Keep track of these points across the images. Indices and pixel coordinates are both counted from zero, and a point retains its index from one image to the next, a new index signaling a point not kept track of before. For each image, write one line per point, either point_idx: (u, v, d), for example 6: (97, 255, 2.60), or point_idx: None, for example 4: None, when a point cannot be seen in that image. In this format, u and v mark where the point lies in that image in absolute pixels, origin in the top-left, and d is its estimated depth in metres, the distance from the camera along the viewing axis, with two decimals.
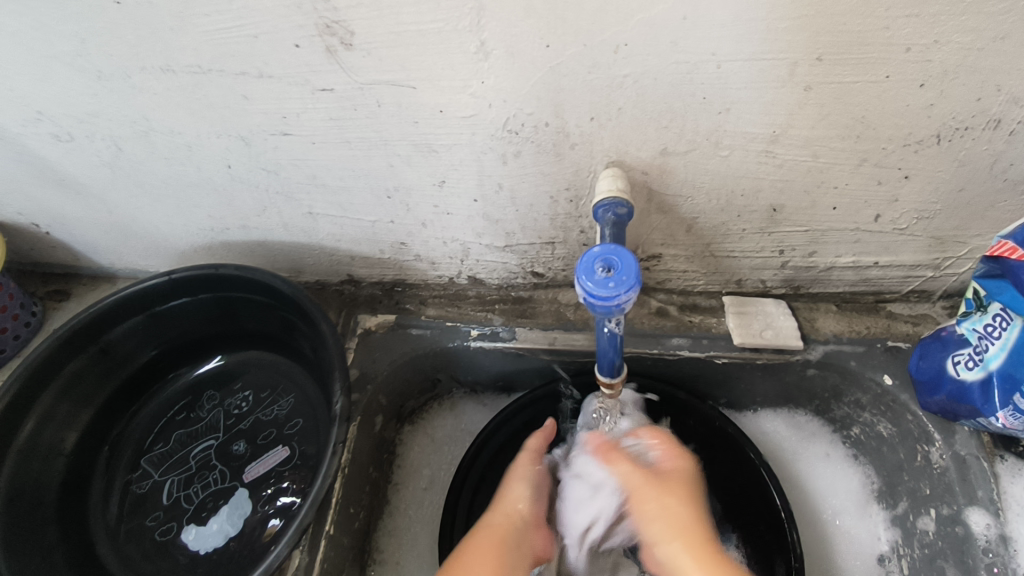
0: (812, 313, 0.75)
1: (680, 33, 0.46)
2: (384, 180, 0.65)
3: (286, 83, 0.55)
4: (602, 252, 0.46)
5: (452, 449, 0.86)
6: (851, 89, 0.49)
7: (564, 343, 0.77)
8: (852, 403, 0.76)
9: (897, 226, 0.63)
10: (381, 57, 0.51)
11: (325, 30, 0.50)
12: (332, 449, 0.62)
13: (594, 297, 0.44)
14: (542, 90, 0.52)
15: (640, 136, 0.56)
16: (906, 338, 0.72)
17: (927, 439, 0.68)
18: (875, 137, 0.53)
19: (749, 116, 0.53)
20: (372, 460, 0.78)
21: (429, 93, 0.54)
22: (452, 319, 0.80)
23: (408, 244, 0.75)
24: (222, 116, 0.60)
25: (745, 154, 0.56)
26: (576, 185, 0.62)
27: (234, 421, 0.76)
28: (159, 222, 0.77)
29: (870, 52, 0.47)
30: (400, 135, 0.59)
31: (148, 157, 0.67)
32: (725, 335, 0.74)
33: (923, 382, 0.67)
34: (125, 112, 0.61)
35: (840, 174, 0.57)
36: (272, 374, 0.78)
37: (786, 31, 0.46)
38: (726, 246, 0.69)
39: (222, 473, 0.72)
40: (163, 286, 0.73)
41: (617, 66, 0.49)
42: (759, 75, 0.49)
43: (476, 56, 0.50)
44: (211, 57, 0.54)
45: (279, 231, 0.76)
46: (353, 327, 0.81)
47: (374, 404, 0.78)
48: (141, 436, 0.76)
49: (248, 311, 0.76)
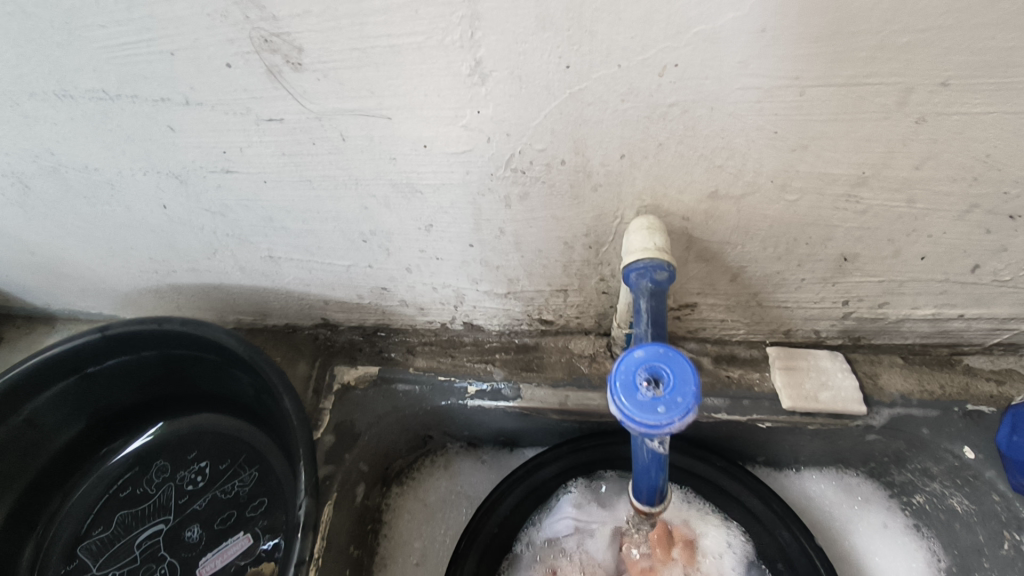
0: (874, 367, 0.63)
1: (752, 50, 0.34)
2: (356, 223, 0.52)
3: (221, 112, 0.42)
4: (646, 357, 0.34)
5: (448, 515, 0.74)
6: (978, 122, 0.37)
7: (578, 403, 0.65)
8: (918, 471, 0.64)
9: (998, 279, 0.51)
10: (342, 81, 0.38)
11: (264, 46, 0.37)
12: (297, 566, 0.49)
13: (635, 423, 0.32)
14: (558, 123, 0.39)
15: (684, 178, 0.43)
16: (989, 400, 0.61)
17: (1021, 526, 0.57)
18: (998, 179, 0.41)
19: (832, 155, 0.40)
20: (352, 539, 0.66)
21: (409, 125, 0.41)
22: (445, 372, 0.68)
23: (391, 290, 0.63)
24: (145, 151, 0.47)
25: (820, 199, 0.44)
26: (598, 231, 0.49)
27: (188, 499, 0.64)
28: (93, 263, 0.64)
29: (1017, 75, 0.34)
30: (373, 174, 0.46)
31: (64, 195, 0.54)
32: (771, 396, 0.62)
33: (1018, 462, 0.56)
34: (22, 144, 0.48)
35: (939, 222, 0.45)
36: (231, 440, 0.66)
37: (903, 47, 0.33)
38: (777, 296, 0.56)
39: (172, 567, 0.60)
40: (95, 344, 0.60)
41: (662, 93, 0.37)
42: (856, 105, 0.36)
43: (470, 80, 0.37)
44: (117, 80, 0.40)
45: (235, 274, 0.63)
46: (328, 382, 0.69)
47: (355, 473, 0.65)
48: (78, 519, 0.64)
49: (200, 369, 0.63)
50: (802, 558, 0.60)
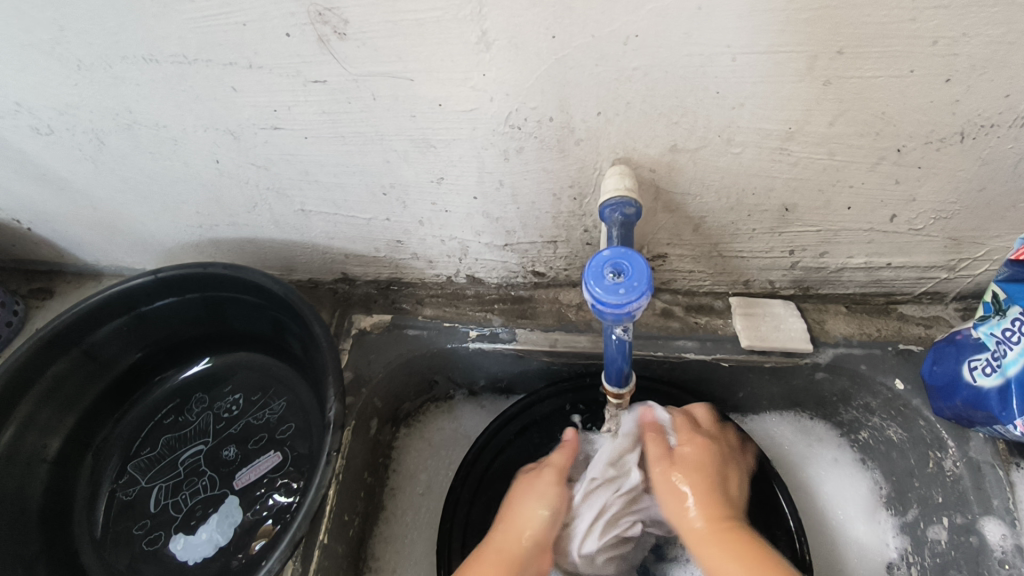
0: (821, 314, 0.73)
1: (693, 24, 0.44)
2: (379, 176, 0.62)
3: (277, 74, 0.52)
4: (611, 256, 0.44)
5: (451, 453, 0.84)
6: (873, 84, 0.47)
7: (566, 345, 0.74)
8: (861, 407, 0.73)
9: (912, 227, 0.61)
10: (377, 47, 0.48)
11: (317, 18, 0.47)
12: (326, 457, 0.58)
13: (604, 303, 0.42)
14: (546, 84, 0.50)
15: (648, 132, 0.53)
16: (918, 341, 0.70)
17: (941, 445, 0.66)
18: (896, 134, 0.51)
19: (764, 112, 0.50)
20: (367, 465, 0.76)
21: (428, 86, 0.51)
22: (450, 319, 0.78)
23: (405, 243, 0.73)
24: (208, 109, 0.57)
25: (758, 151, 0.54)
26: (581, 183, 0.60)
27: (224, 425, 0.73)
28: (146, 218, 0.74)
29: (895, 44, 0.44)
30: (396, 130, 0.56)
31: (133, 151, 0.64)
32: (732, 338, 0.71)
33: (938, 388, 0.65)
34: (107, 104, 0.58)
35: (857, 173, 0.55)
36: (262, 376, 0.76)
37: (806, 22, 0.43)
38: (734, 246, 0.66)
39: (211, 481, 0.69)
40: (150, 285, 0.70)
41: (627, 58, 0.47)
42: (777, 69, 0.46)
43: (478, 47, 0.47)
44: (196, 47, 0.51)
45: (270, 228, 0.73)
46: (347, 328, 0.79)
47: (370, 407, 0.75)
48: (128, 441, 0.73)
49: (238, 311, 0.73)
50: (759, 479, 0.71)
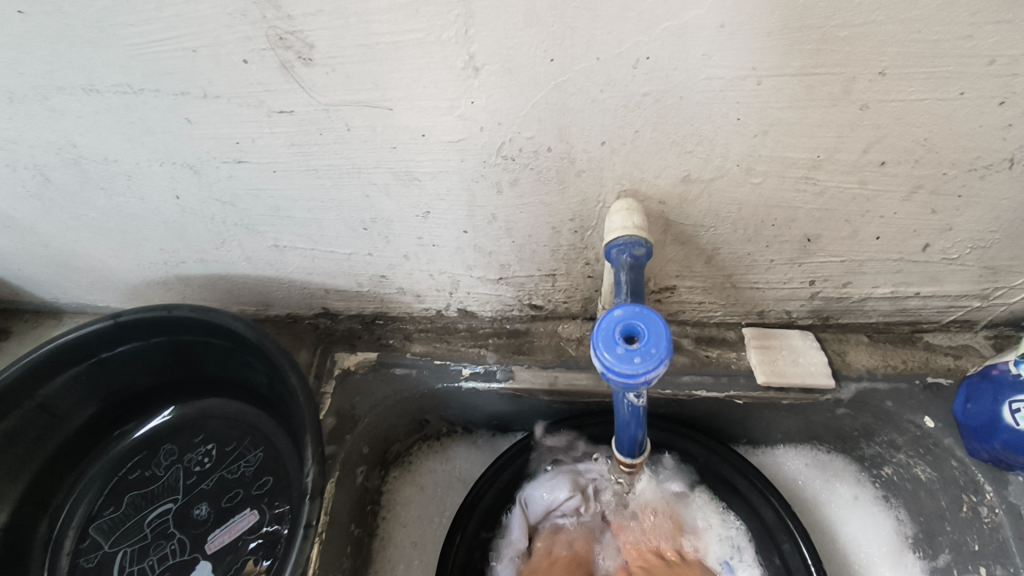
0: (841, 346, 0.67)
1: (714, 45, 0.38)
2: (358, 212, 0.56)
3: (236, 104, 0.46)
4: (624, 316, 0.38)
5: (445, 497, 0.78)
6: (915, 108, 0.41)
7: (567, 383, 0.68)
8: (885, 443, 0.68)
9: (946, 257, 0.56)
10: (350, 74, 0.42)
11: (278, 42, 0.41)
12: (304, 529, 0.52)
13: (614, 373, 0.37)
14: (544, 112, 0.44)
15: (658, 162, 0.47)
16: (947, 374, 0.65)
17: (976, 489, 0.61)
18: (937, 161, 0.46)
19: (789, 140, 0.44)
20: (353, 517, 0.70)
21: (409, 115, 0.45)
22: (441, 357, 0.72)
23: (389, 278, 0.67)
24: (162, 143, 0.51)
25: (781, 181, 0.48)
26: (583, 216, 0.54)
27: (195, 480, 0.67)
28: (105, 256, 0.68)
29: (945, 65, 0.38)
30: (376, 163, 0.50)
31: (82, 187, 0.57)
32: (747, 373, 0.66)
33: (973, 428, 0.60)
34: (47, 137, 0.51)
35: (889, 202, 0.50)
36: (236, 424, 0.69)
37: (845, 41, 0.37)
38: (749, 278, 0.61)
39: (181, 544, 0.63)
40: (107, 331, 0.63)
41: (636, 83, 0.41)
42: (807, 93, 0.41)
43: (465, 73, 0.41)
44: (142, 75, 0.44)
45: (241, 264, 0.67)
46: (329, 368, 0.72)
47: (356, 454, 0.69)
48: (90, 500, 0.67)
49: (208, 355, 0.67)
50: (773, 515, 0.66)
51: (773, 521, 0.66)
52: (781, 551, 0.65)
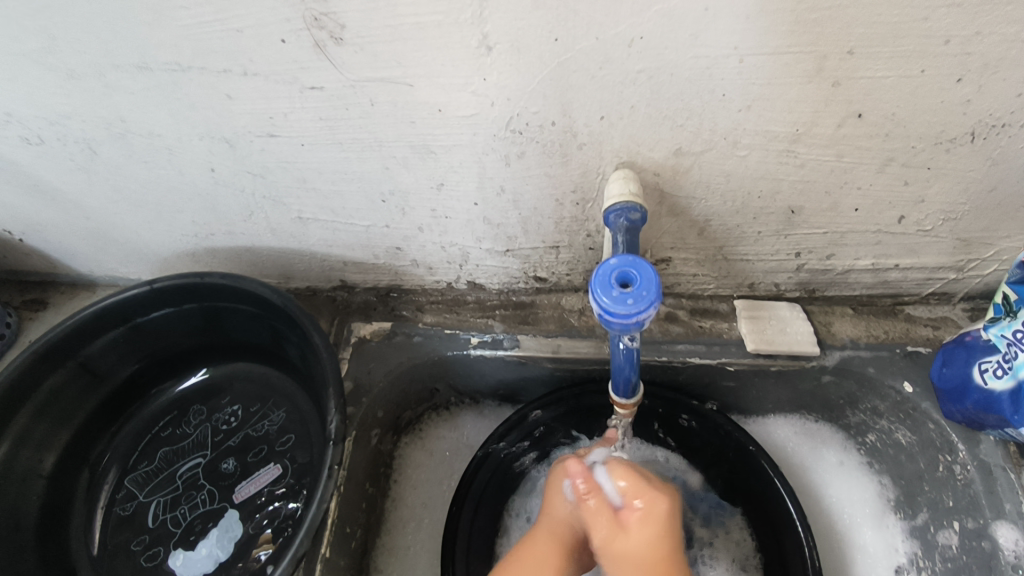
0: (827, 317, 0.72)
1: (699, 26, 0.43)
2: (378, 184, 0.61)
3: (273, 81, 0.51)
4: (619, 264, 0.43)
5: (454, 462, 0.83)
6: (882, 85, 0.46)
7: (570, 351, 0.73)
8: (868, 410, 0.72)
9: (921, 228, 0.60)
10: (376, 53, 0.47)
11: (313, 23, 0.46)
12: (328, 471, 0.57)
13: (611, 314, 0.41)
14: (549, 88, 0.49)
15: (652, 136, 0.52)
16: (926, 343, 0.70)
17: (950, 449, 0.65)
18: (905, 135, 0.50)
19: (771, 115, 0.49)
20: (369, 475, 0.75)
21: (428, 91, 0.50)
22: (451, 326, 0.77)
23: (404, 250, 0.72)
24: (202, 117, 0.56)
25: (765, 154, 0.53)
26: (584, 187, 0.58)
27: (222, 437, 0.72)
28: (141, 228, 0.73)
29: (906, 44, 0.43)
30: (396, 136, 0.55)
31: (125, 160, 0.62)
32: (737, 341, 0.70)
33: (947, 391, 0.65)
34: (98, 112, 0.57)
35: (865, 175, 0.54)
36: (261, 386, 0.75)
37: (816, 22, 0.42)
38: (739, 249, 0.65)
39: (210, 494, 0.68)
40: (144, 296, 0.68)
41: (631, 61, 0.46)
42: (785, 71, 0.45)
43: (479, 51, 0.46)
44: (190, 54, 0.49)
45: (267, 236, 0.72)
46: (347, 337, 0.77)
47: (371, 416, 0.74)
48: (125, 455, 0.72)
49: (236, 321, 0.72)
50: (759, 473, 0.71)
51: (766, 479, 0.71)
52: (775, 502, 0.70)
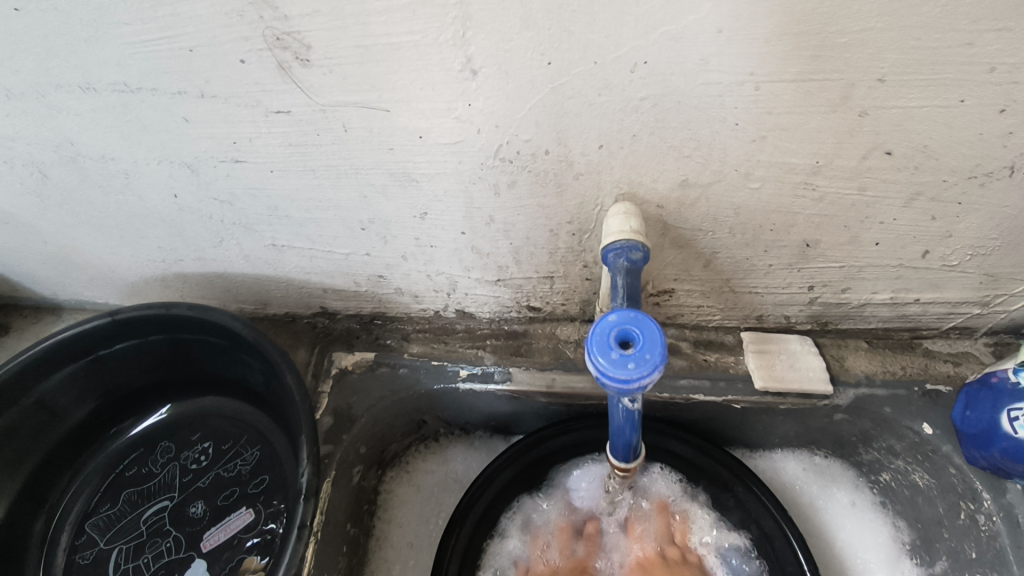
0: (840, 351, 0.67)
1: (711, 50, 0.38)
2: (356, 212, 0.56)
3: (234, 104, 0.46)
4: (618, 320, 0.38)
5: (441, 498, 0.78)
6: (914, 115, 0.41)
7: (564, 386, 0.68)
8: (884, 450, 0.68)
9: (946, 263, 0.55)
10: (346, 75, 0.42)
11: (275, 43, 0.41)
12: (298, 529, 0.52)
13: (608, 377, 0.36)
14: (541, 115, 0.44)
15: (656, 166, 0.47)
16: (946, 381, 0.65)
17: (974, 496, 0.61)
18: (936, 168, 0.45)
19: (787, 145, 0.44)
20: (350, 517, 0.70)
21: (407, 117, 0.45)
22: (439, 358, 0.72)
23: (387, 278, 0.67)
24: (159, 141, 0.51)
25: (780, 186, 0.48)
26: (580, 218, 0.54)
27: (191, 478, 0.67)
28: (104, 253, 0.68)
29: (944, 72, 0.38)
30: (373, 164, 0.50)
31: (80, 184, 0.57)
32: (745, 378, 0.66)
33: (971, 435, 0.60)
34: (45, 134, 0.51)
35: (889, 209, 0.49)
36: (234, 422, 0.70)
37: (843, 47, 0.37)
38: (748, 282, 0.61)
39: (177, 541, 0.63)
40: (105, 328, 0.63)
41: (633, 87, 0.41)
42: (806, 99, 0.40)
43: (462, 75, 0.41)
44: (140, 74, 0.44)
45: (240, 262, 0.67)
46: (326, 368, 0.72)
47: (353, 454, 0.69)
48: (86, 496, 0.67)
49: (206, 354, 0.67)
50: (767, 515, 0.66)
51: (778, 539, 0.64)
52: (784, 572, 0.63)
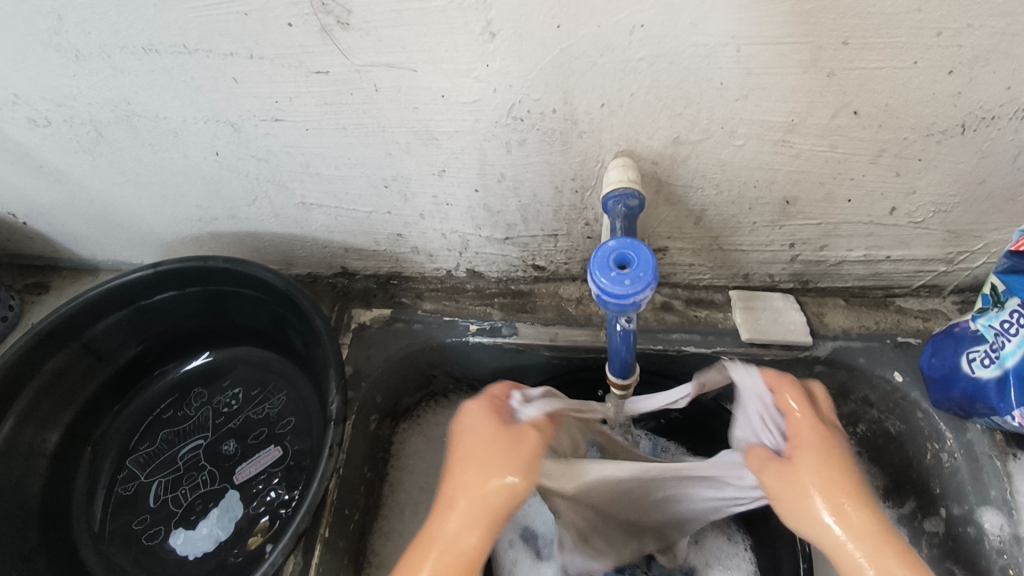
0: (820, 308, 0.73)
1: (699, 14, 0.44)
2: (380, 169, 0.62)
3: (279, 65, 0.52)
4: (617, 247, 0.44)
5: (451, 448, 0.84)
6: (874, 76, 0.47)
7: (567, 339, 0.74)
8: (859, 400, 0.74)
9: (912, 220, 0.62)
10: (381, 37, 0.48)
11: (321, 8, 0.47)
12: (329, 450, 0.58)
13: (609, 294, 0.42)
14: (551, 75, 0.50)
15: (651, 124, 0.53)
16: (916, 334, 0.71)
17: (938, 437, 0.67)
18: (898, 126, 0.51)
19: (767, 104, 0.50)
20: (367, 460, 0.76)
21: (432, 76, 0.51)
22: (450, 313, 0.78)
23: (405, 236, 0.73)
24: (209, 100, 0.57)
25: (761, 144, 0.54)
26: (583, 175, 0.60)
27: (223, 420, 0.73)
28: (145, 212, 0.74)
29: (898, 36, 0.44)
30: (399, 122, 0.56)
31: (131, 143, 0.63)
32: (732, 331, 0.72)
33: (935, 380, 0.66)
34: (105, 94, 0.57)
35: (858, 165, 0.55)
36: (262, 371, 0.75)
37: (812, 13, 0.43)
38: (735, 239, 0.67)
39: (211, 475, 0.69)
40: (148, 279, 0.69)
41: (632, 49, 0.47)
42: (782, 60, 0.47)
43: (483, 38, 0.47)
44: (198, 37, 0.50)
45: (270, 221, 0.73)
46: (346, 322, 0.78)
47: (369, 402, 0.75)
48: (127, 436, 0.73)
49: (238, 305, 0.73)
50: None
51: None
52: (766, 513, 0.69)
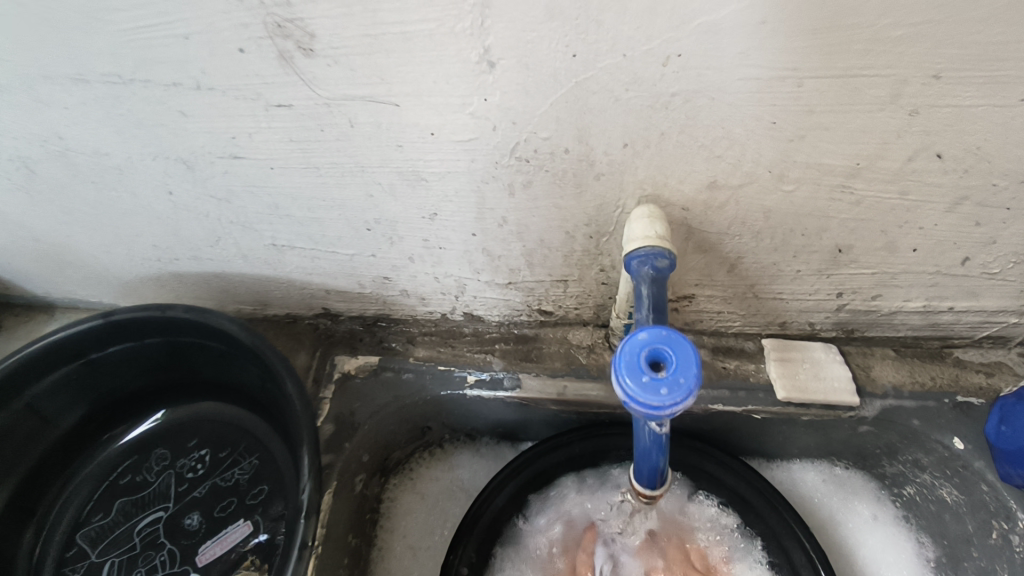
0: (867, 359, 0.64)
1: (754, 41, 0.35)
2: (361, 211, 0.53)
3: (233, 97, 0.43)
4: (649, 339, 0.35)
5: (447, 507, 0.75)
6: (968, 114, 0.38)
7: (577, 394, 0.65)
8: (909, 463, 0.65)
9: (986, 271, 0.52)
10: (353, 66, 0.39)
11: (277, 31, 0.37)
12: (300, 549, 0.49)
13: (638, 403, 0.33)
14: (563, 111, 0.40)
15: (683, 167, 0.44)
16: (978, 392, 0.62)
17: (1007, 515, 0.58)
18: (986, 171, 0.42)
19: (829, 146, 0.41)
20: (351, 528, 0.67)
21: (418, 111, 0.42)
22: (446, 362, 0.69)
23: (393, 280, 0.64)
24: (154, 135, 0.47)
25: (816, 189, 0.45)
26: (599, 221, 0.50)
27: (187, 487, 0.64)
28: (97, 251, 0.65)
29: (1007, 68, 0.35)
30: (380, 161, 0.47)
31: (70, 180, 0.54)
32: (766, 387, 0.63)
33: (1006, 452, 0.57)
34: (31, 127, 0.48)
35: (930, 214, 0.46)
36: (232, 429, 0.67)
37: (899, 39, 0.34)
38: (773, 288, 0.57)
39: (171, 555, 0.60)
40: (97, 331, 0.60)
41: (665, 81, 0.38)
42: (854, 95, 0.37)
43: (479, 67, 0.38)
44: (131, 64, 0.41)
45: (238, 263, 0.64)
46: (328, 372, 0.69)
47: (355, 462, 0.66)
48: (78, 506, 0.64)
49: (203, 358, 0.64)
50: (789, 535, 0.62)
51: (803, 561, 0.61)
52: None
